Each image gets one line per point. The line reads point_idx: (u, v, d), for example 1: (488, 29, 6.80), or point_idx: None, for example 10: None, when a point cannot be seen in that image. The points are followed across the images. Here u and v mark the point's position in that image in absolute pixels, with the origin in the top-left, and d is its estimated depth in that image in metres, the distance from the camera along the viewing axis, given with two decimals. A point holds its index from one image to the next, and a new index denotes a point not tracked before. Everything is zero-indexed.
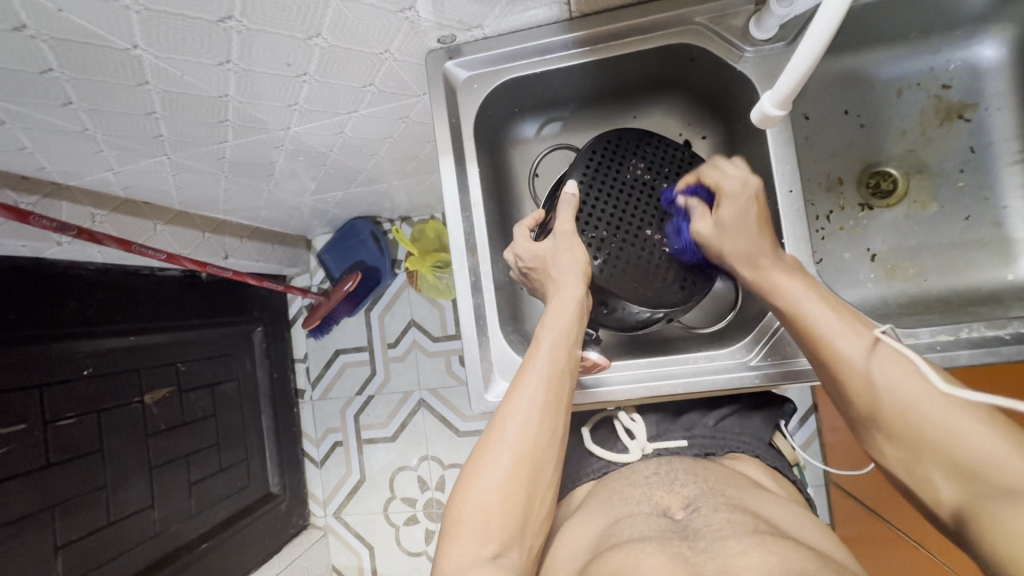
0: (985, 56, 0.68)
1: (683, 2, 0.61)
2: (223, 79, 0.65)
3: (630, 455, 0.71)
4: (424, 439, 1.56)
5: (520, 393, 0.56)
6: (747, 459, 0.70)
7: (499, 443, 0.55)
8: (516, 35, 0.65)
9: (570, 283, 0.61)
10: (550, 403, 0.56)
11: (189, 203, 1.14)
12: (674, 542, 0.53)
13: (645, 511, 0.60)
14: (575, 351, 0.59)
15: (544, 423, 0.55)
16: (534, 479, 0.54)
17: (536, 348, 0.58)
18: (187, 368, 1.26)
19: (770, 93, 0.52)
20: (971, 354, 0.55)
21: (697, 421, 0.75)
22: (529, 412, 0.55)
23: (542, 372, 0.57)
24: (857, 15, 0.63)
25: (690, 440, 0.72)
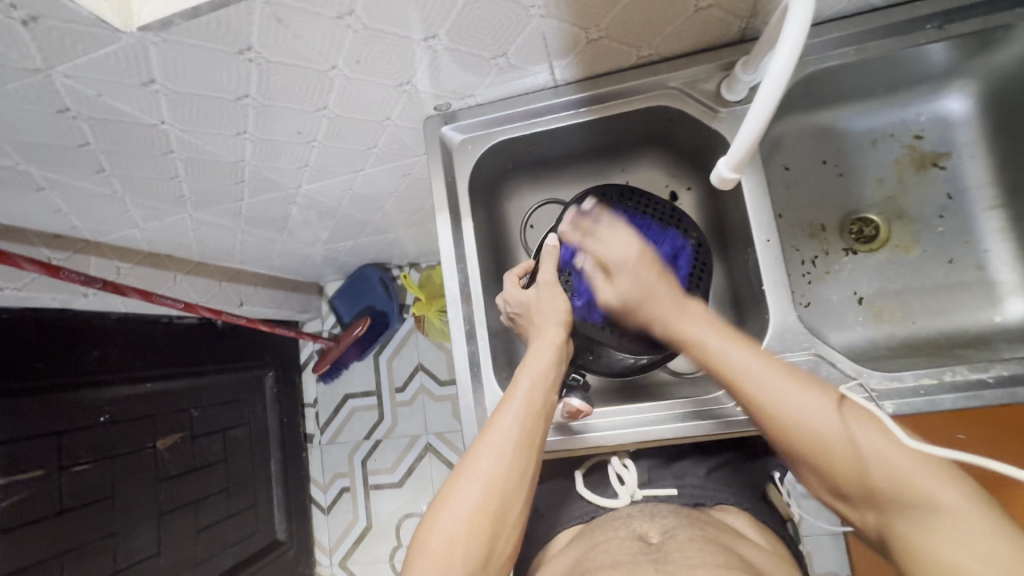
0: (952, 109, 0.72)
1: (657, 70, 0.66)
2: (241, 145, 0.71)
3: (618, 501, 0.71)
4: (430, 484, 1.55)
5: (495, 428, 0.58)
6: (735, 510, 0.70)
7: (470, 476, 0.56)
8: (506, 101, 0.71)
9: (550, 328, 0.65)
10: (522, 442, 0.58)
11: (208, 254, 1.20)
12: (642, 566, 0.55)
13: (622, 535, 0.63)
14: (550, 395, 0.62)
15: (515, 462, 0.57)
16: (501, 514, 0.55)
17: (514, 387, 0.61)
18: (200, 414, 1.29)
19: (725, 159, 0.52)
20: (956, 398, 0.56)
21: (689, 469, 0.74)
22: (503, 445, 0.57)
23: (518, 409, 0.59)
24: (825, 77, 0.67)
25: (679, 489, 0.71)
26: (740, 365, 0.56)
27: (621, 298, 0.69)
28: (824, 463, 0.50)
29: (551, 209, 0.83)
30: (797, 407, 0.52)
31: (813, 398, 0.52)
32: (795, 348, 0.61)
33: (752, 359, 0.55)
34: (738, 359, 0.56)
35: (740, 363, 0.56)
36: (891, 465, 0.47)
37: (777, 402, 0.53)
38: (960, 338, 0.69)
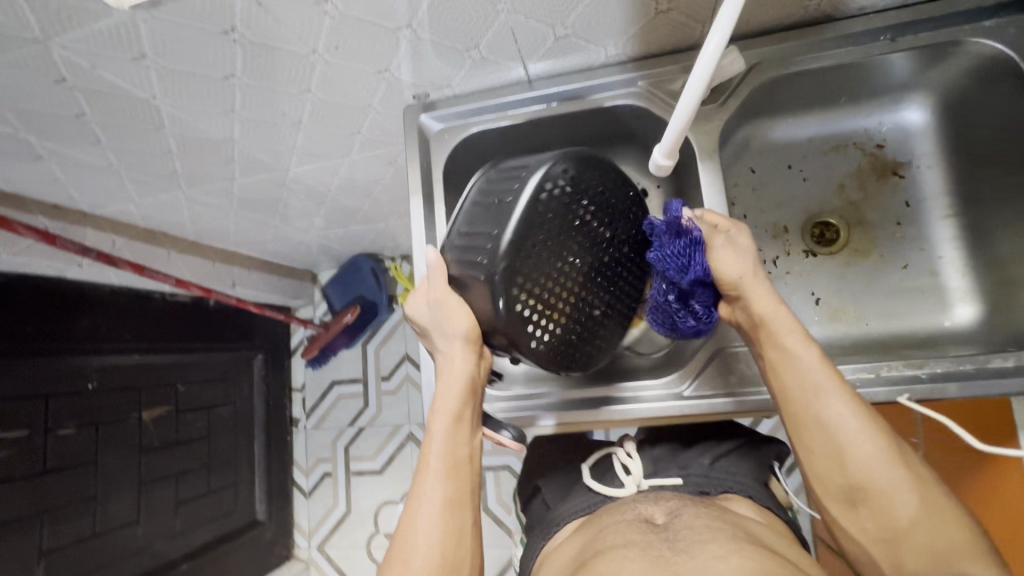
0: (911, 119, 0.75)
1: (625, 69, 0.70)
2: (229, 124, 0.75)
3: (624, 489, 0.75)
4: (410, 473, 1.58)
5: (422, 495, 0.61)
6: (742, 499, 0.72)
7: (412, 550, 0.59)
8: (483, 93, 0.74)
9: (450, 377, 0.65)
10: (450, 498, 0.61)
11: (203, 235, 1.24)
12: (655, 546, 0.58)
13: (630, 519, 0.66)
14: (467, 441, 0.64)
15: (447, 518, 0.60)
16: (452, 561, 0.59)
17: (429, 444, 0.63)
18: (186, 390, 1.32)
19: (660, 146, 0.58)
20: (889, 392, 0.58)
21: (693, 461, 0.78)
22: (434, 476, 0.62)
23: (438, 469, 0.62)
24: (788, 82, 0.70)
25: (685, 479, 0.75)
26: (820, 384, 0.56)
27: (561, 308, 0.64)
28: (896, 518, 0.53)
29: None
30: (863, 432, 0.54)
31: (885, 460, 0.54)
32: None
33: (836, 385, 0.56)
34: (824, 379, 0.56)
35: (824, 383, 0.56)
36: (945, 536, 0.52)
37: (845, 427, 0.55)
38: (911, 340, 0.72)
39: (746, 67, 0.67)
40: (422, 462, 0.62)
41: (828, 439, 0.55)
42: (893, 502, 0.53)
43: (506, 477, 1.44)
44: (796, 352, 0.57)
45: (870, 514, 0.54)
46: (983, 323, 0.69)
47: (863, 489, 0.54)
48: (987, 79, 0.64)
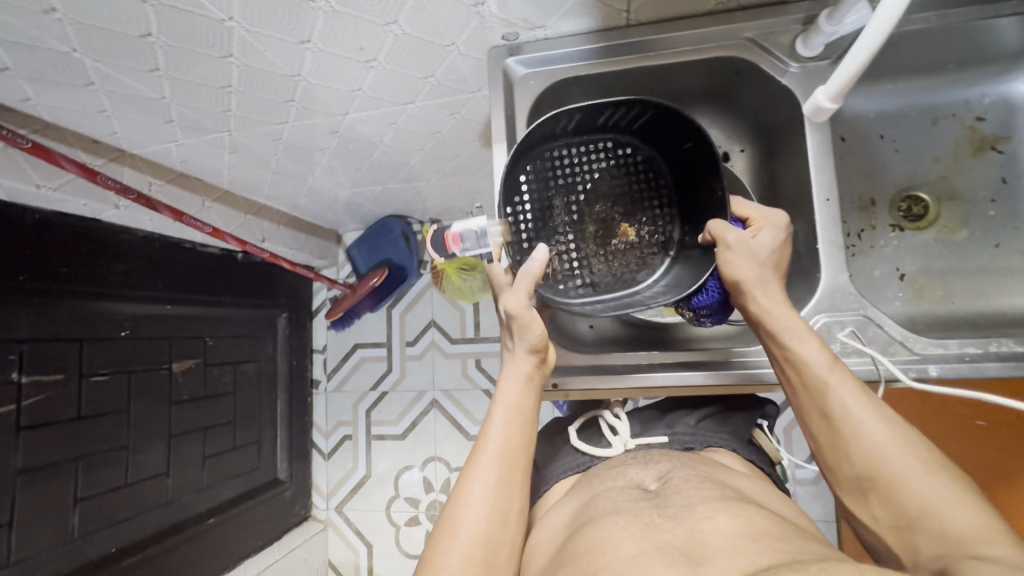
0: (1018, 92, 0.72)
1: (734, 19, 0.66)
2: (301, 57, 0.70)
3: (612, 449, 0.75)
4: (433, 439, 1.57)
5: (477, 469, 0.59)
6: (727, 452, 0.73)
7: (460, 523, 0.56)
8: (575, 38, 0.70)
9: (520, 359, 0.66)
10: (503, 482, 0.59)
11: (238, 184, 1.19)
12: (646, 512, 0.56)
13: (622, 484, 0.64)
14: (528, 426, 0.63)
15: (499, 501, 0.58)
16: (495, 543, 0.56)
17: (491, 421, 0.63)
18: (214, 343, 1.29)
19: (823, 88, 0.60)
20: (1001, 366, 0.58)
21: (678, 419, 0.78)
22: (490, 485, 0.58)
23: (498, 447, 0.60)
24: (905, 43, 0.67)
25: (671, 436, 0.75)
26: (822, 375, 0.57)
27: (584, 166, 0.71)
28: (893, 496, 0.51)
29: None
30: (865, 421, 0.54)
31: (884, 439, 0.53)
32: (843, 308, 0.63)
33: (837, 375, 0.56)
34: (829, 373, 0.57)
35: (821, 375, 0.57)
36: (947, 515, 0.48)
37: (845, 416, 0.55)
38: (1000, 318, 0.69)
39: None
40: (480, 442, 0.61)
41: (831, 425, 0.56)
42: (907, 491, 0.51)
43: None
44: (794, 346, 0.58)
45: (881, 503, 0.53)
46: None
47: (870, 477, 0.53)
48: None
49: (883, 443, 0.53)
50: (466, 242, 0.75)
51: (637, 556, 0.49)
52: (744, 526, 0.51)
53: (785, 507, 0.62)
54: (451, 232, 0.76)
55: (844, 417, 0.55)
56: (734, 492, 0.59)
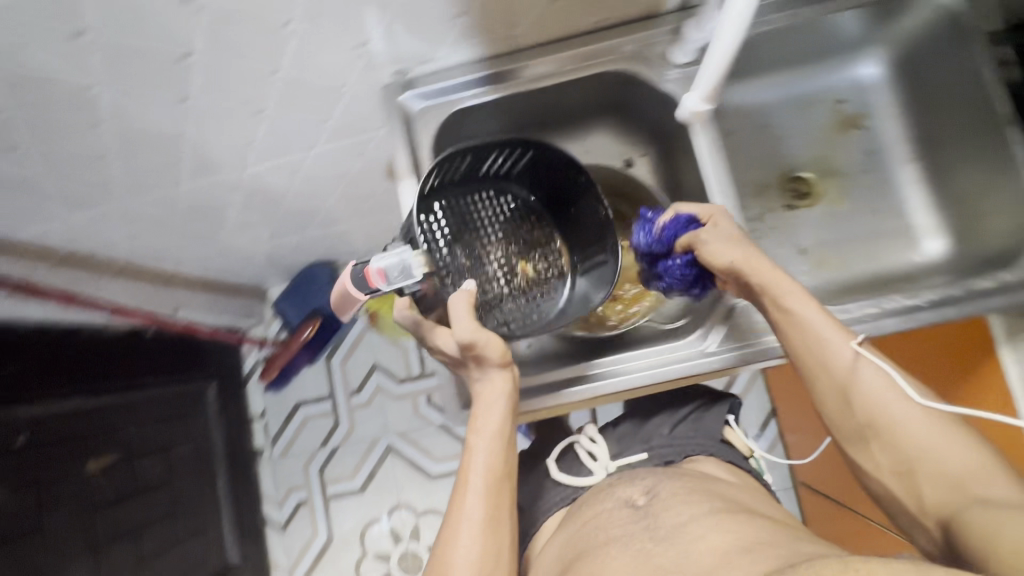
0: (867, 75, 0.80)
1: (611, 36, 0.70)
2: (184, 115, 0.66)
3: (595, 476, 0.78)
4: (395, 487, 1.50)
5: (464, 510, 0.61)
6: (707, 459, 0.77)
7: (454, 564, 0.59)
8: (465, 67, 0.71)
9: (490, 389, 0.65)
10: (489, 518, 0.61)
11: (139, 255, 1.10)
12: (639, 538, 0.60)
13: (611, 505, 0.67)
14: (508, 452, 0.65)
15: (487, 543, 0.60)
16: None
17: (471, 453, 0.64)
18: (139, 432, 1.17)
19: (695, 92, 0.67)
20: (897, 321, 0.63)
21: (654, 432, 0.83)
22: (477, 522, 0.61)
23: (479, 486, 0.62)
24: (766, 40, 0.73)
25: (649, 453, 0.80)
26: (828, 335, 0.61)
27: (482, 213, 0.73)
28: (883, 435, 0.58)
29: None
30: (875, 379, 0.60)
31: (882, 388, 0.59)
32: None
33: (834, 328, 0.61)
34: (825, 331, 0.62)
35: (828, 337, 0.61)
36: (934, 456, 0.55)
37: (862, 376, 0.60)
38: (890, 277, 0.76)
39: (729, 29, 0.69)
40: (463, 478, 0.63)
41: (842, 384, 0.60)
42: (924, 454, 0.56)
43: None
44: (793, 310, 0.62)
45: (883, 448, 0.59)
46: (951, 253, 0.75)
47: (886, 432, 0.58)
48: (928, 30, 0.71)
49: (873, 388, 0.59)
50: (390, 276, 0.62)
51: None
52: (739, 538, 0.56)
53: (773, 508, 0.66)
54: (371, 267, 0.62)
55: (830, 363, 0.61)
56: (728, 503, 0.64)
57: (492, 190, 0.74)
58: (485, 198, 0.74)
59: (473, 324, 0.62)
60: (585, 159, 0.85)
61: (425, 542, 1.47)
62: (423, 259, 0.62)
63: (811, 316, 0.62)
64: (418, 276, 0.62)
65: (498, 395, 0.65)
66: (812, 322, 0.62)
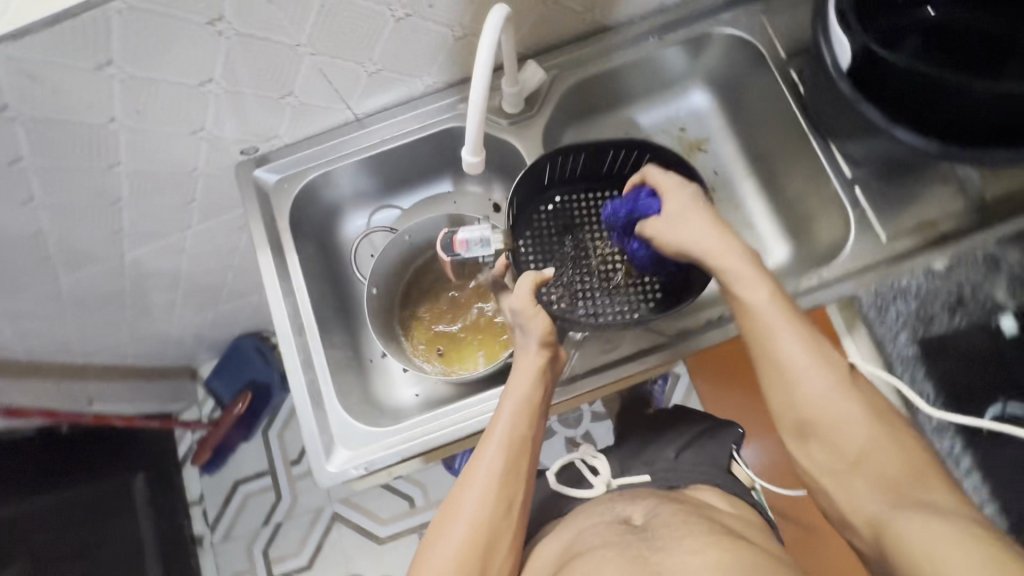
0: (698, 103, 0.86)
1: (447, 95, 0.75)
2: (35, 215, 0.69)
3: (595, 490, 0.71)
4: (343, 556, 1.43)
5: (478, 466, 0.57)
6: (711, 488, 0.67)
7: (455, 519, 0.55)
8: (314, 138, 0.75)
9: (527, 352, 0.63)
10: (506, 480, 0.56)
11: (39, 352, 1.08)
12: (633, 545, 0.54)
13: (607, 519, 0.61)
14: (537, 422, 0.60)
15: (497, 503, 0.56)
16: (489, 543, 0.54)
17: (498, 417, 0.60)
18: (46, 538, 1.11)
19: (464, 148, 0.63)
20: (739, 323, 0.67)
21: (659, 454, 0.73)
22: (487, 481, 0.56)
23: (502, 442, 0.58)
24: (597, 82, 0.78)
25: (652, 474, 0.71)
26: (769, 317, 0.55)
27: (593, 216, 0.76)
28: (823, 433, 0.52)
29: (384, 214, 0.86)
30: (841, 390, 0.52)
31: (823, 381, 0.53)
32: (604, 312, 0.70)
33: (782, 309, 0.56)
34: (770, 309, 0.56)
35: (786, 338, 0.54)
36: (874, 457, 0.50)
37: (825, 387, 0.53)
38: None
39: (548, 77, 0.75)
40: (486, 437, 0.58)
41: (790, 376, 0.54)
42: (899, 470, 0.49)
43: None
44: (746, 291, 0.57)
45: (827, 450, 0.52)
46: (797, 254, 0.79)
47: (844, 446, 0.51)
48: (737, 57, 0.78)
49: (810, 372, 0.53)
50: (471, 246, 0.72)
51: None
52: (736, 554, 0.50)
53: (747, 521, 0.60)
54: (457, 236, 0.72)
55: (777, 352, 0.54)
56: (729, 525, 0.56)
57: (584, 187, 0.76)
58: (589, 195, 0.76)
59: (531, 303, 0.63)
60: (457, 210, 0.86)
61: None
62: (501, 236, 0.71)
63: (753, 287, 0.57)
64: (495, 248, 0.72)
65: (531, 367, 0.62)
66: (748, 293, 0.57)
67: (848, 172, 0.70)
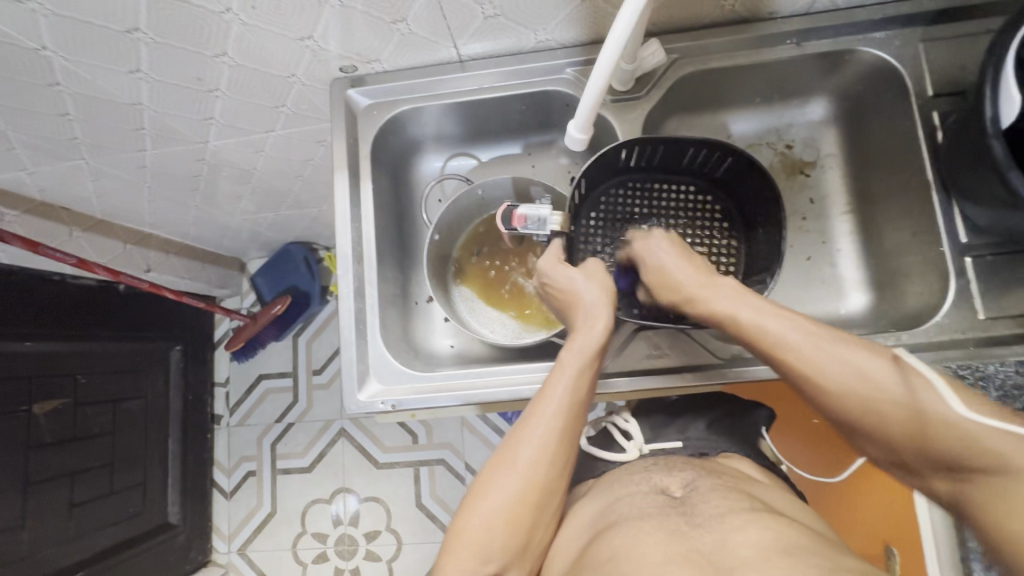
0: (814, 121, 0.80)
1: (554, 55, 0.71)
2: (137, 86, 0.71)
3: (627, 454, 0.70)
4: (341, 470, 1.50)
5: (536, 419, 0.56)
6: (743, 458, 0.68)
7: (508, 469, 0.55)
8: (413, 72, 0.74)
9: (600, 307, 0.62)
10: (565, 435, 0.56)
11: (112, 212, 1.14)
12: (672, 518, 0.54)
13: (640, 488, 0.59)
14: (595, 380, 0.60)
15: (556, 457, 0.55)
16: (543, 493, 0.55)
17: (558, 372, 0.59)
18: (88, 381, 1.21)
19: (574, 124, 0.66)
20: None
21: (690, 423, 0.73)
22: (546, 433, 0.56)
23: (562, 399, 0.57)
24: (715, 78, 0.73)
25: (684, 441, 0.70)
26: (773, 329, 0.57)
27: (661, 208, 0.74)
28: (875, 426, 0.52)
29: (460, 161, 0.85)
30: (868, 363, 0.53)
31: (852, 375, 0.53)
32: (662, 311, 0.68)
33: (777, 314, 0.57)
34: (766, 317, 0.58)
35: (787, 334, 0.56)
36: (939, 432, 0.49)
37: (846, 370, 0.53)
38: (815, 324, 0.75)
39: (666, 60, 0.70)
40: (545, 391, 0.58)
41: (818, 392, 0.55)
42: (962, 429, 0.48)
43: (442, 469, 1.46)
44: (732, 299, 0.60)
45: (879, 447, 0.54)
46: (872, 308, 0.74)
47: (921, 444, 0.50)
48: (875, 84, 0.72)
49: (832, 374, 0.53)
50: (529, 223, 0.69)
51: (663, 565, 0.48)
52: (786, 542, 0.48)
53: (796, 505, 0.58)
54: (517, 211, 0.69)
55: (788, 365, 0.56)
56: (774, 509, 0.55)
57: (652, 177, 0.74)
58: (656, 186, 0.74)
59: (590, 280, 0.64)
60: (533, 173, 0.85)
61: (363, 528, 1.46)
62: (562, 219, 0.68)
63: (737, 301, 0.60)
64: (552, 230, 0.69)
65: (596, 327, 0.61)
66: (737, 306, 0.59)
67: (965, 239, 0.64)
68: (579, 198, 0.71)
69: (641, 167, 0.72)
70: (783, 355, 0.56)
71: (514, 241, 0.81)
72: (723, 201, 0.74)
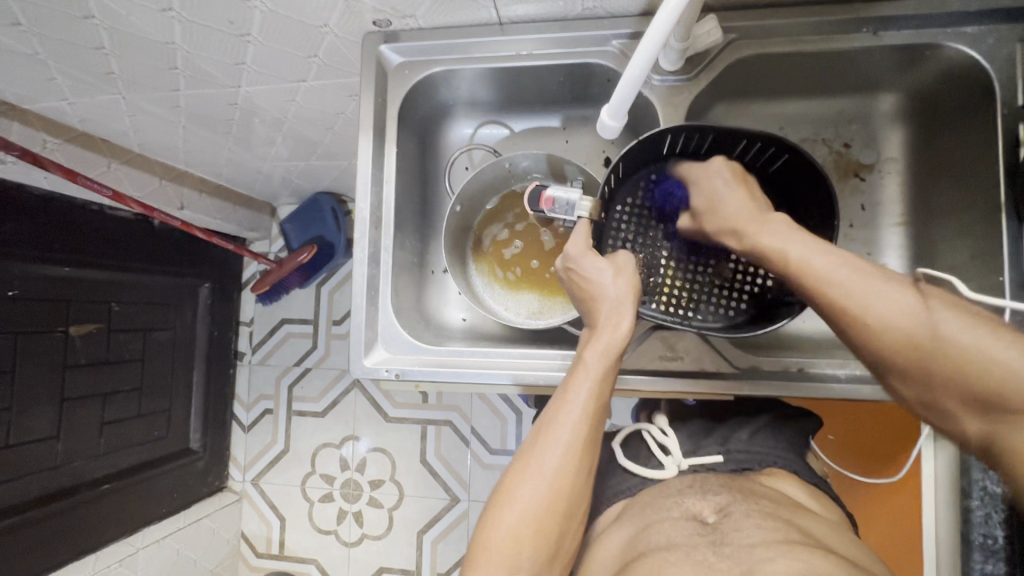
0: (881, 120, 0.72)
1: (602, 27, 0.66)
2: (169, 25, 0.69)
3: (665, 471, 0.68)
4: (352, 419, 1.54)
5: (559, 426, 0.56)
6: (786, 477, 0.66)
7: (533, 477, 0.55)
8: (448, 31, 0.70)
9: (622, 308, 0.59)
10: (587, 439, 0.56)
11: (150, 147, 1.14)
12: (702, 549, 0.53)
13: (676, 515, 0.58)
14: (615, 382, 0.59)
15: (579, 464, 0.55)
16: (570, 500, 0.55)
17: (577, 376, 0.58)
18: (121, 309, 1.27)
19: (606, 109, 0.63)
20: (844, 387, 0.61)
21: (730, 434, 0.71)
22: (569, 438, 0.55)
23: (584, 404, 0.56)
24: (776, 63, 0.66)
25: (725, 456, 0.68)
26: (801, 252, 0.52)
27: None
28: (907, 362, 0.47)
29: (491, 130, 0.82)
30: (907, 301, 0.47)
31: (890, 302, 0.47)
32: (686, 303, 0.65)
33: (813, 242, 0.52)
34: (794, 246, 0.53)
35: (825, 264, 0.50)
36: (970, 363, 0.44)
37: (890, 306, 0.47)
38: None
39: (723, 40, 0.64)
40: (565, 395, 0.57)
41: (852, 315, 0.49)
42: (986, 355, 0.43)
43: (450, 433, 1.48)
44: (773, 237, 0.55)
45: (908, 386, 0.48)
46: None
47: (957, 382, 0.45)
48: (956, 85, 0.64)
49: (865, 289, 0.48)
50: (556, 206, 0.66)
51: None
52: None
53: (837, 538, 0.56)
54: (545, 192, 0.66)
55: (816, 279, 0.50)
56: (811, 539, 0.53)
57: None
58: None
59: (599, 262, 0.62)
60: (566, 149, 0.81)
61: (368, 476, 1.52)
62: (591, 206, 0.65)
63: (772, 240, 0.54)
64: (579, 217, 0.66)
65: (620, 331, 0.59)
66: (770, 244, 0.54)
67: None
68: (612, 184, 0.67)
69: (684, 154, 0.67)
70: (811, 269, 0.51)
71: (540, 221, 0.79)
72: (772, 200, 0.69)
